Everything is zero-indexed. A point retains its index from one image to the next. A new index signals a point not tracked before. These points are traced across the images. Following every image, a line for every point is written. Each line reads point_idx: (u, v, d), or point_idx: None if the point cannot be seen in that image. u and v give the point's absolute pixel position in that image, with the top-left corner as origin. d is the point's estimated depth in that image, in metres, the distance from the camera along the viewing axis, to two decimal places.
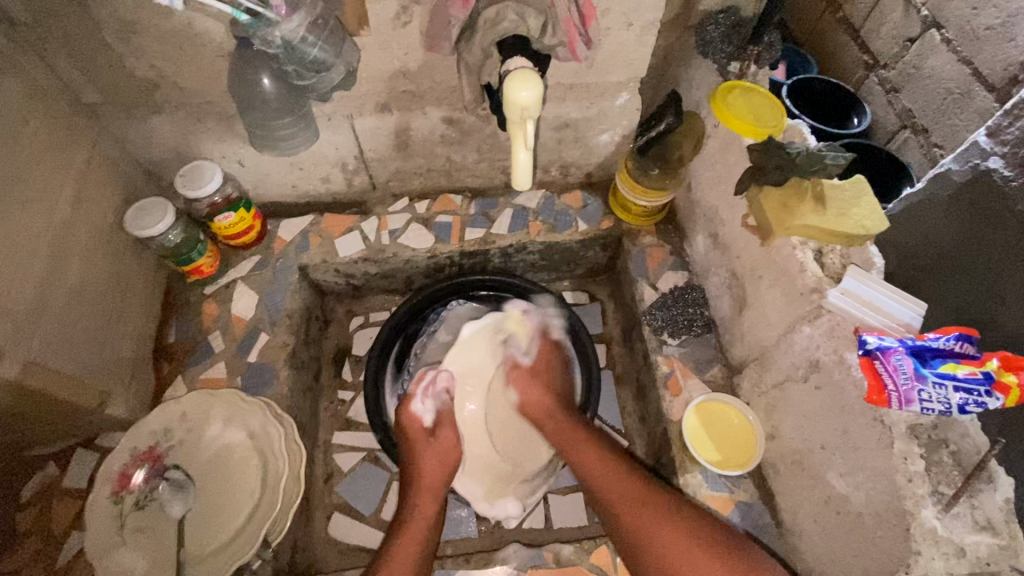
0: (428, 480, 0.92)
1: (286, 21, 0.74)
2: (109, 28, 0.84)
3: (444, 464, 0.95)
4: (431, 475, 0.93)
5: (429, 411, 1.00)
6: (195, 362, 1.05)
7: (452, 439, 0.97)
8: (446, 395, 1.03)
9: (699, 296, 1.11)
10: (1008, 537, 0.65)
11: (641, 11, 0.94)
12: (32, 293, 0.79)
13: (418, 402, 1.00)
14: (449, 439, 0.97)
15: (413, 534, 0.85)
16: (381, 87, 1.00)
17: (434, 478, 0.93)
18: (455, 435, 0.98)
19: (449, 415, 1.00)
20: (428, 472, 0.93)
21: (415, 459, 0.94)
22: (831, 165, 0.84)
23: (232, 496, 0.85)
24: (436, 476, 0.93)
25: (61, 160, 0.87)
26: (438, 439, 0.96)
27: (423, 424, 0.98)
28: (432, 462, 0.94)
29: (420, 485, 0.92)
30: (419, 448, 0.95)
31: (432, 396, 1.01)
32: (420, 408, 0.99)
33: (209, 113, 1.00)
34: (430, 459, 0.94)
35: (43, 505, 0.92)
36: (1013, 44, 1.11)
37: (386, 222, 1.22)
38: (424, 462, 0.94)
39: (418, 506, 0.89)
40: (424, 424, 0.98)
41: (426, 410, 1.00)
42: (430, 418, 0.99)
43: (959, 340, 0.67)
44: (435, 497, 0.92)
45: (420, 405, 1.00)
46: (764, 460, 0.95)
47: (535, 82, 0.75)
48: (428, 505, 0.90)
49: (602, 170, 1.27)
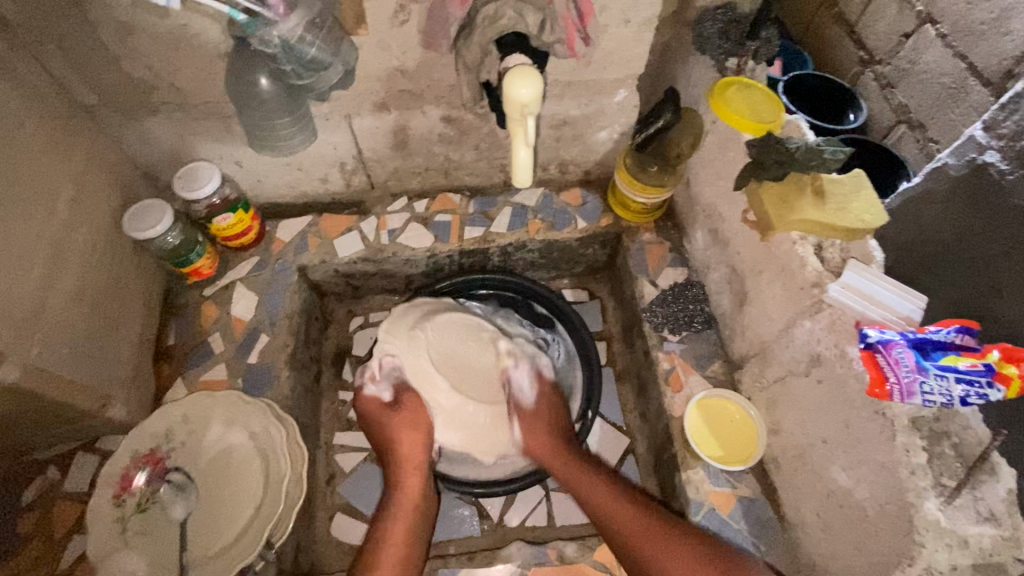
0: (412, 458, 0.95)
1: (284, 21, 0.74)
2: (106, 30, 0.84)
3: (418, 430, 0.96)
4: (409, 447, 0.95)
5: (386, 389, 1.00)
6: (195, 363, 1.04)
7: (418, 406, 0.98)
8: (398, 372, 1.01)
9: (698, 293, 1.11)
10: (1011, 528, 0.64)
11: (638, 8, 0.93)
12: (31, 296, 0.79)
13: (371, 385, 1.00)
14: (414, 404, 0.98)
15: (403, 511, 0.90)
16: (379, 86, 1.00)
17: (413, 448, 0.95)
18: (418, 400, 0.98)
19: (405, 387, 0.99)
20: (405, 443, 0.95)
21: (391, 436, 0.96)
22: (830, 159, 0.84)
23: (235, 498, 0.85)
24: (418, 452, 0.95)
25: (59, 163, 0.87)
26: (404, 407, 0.98)
27: (383, 401, 0.99)
28: (406, 432, 0.96)
29: (403, 464, 0.95)
30: (387, 421, 0.97)
31: (384, 377, 1.00)
32: (375, 390, 0.99)
33: (206, 114, 1.00)
34: (403, 427, 0.96)
35: (43, 509, 0.92)
36: (1009, 38, 1.12)
37: (385, 221, 1.22)
38: (399, 433, 0.96)
39: (404, 484, 0.93)
40: (383, 401, 0.99)
41: (383, 389, 1.00)
42: (388, 396, 1.00)
43: (960, 332, 0.68)
44: (418, 469, 0.95)
45: (374, 389, 1.00)
46: (766, 455, 0.96)
47: (535, 79, 0.75)
48: (411, 480, 0.94)
49: (600, 168, 1.27)
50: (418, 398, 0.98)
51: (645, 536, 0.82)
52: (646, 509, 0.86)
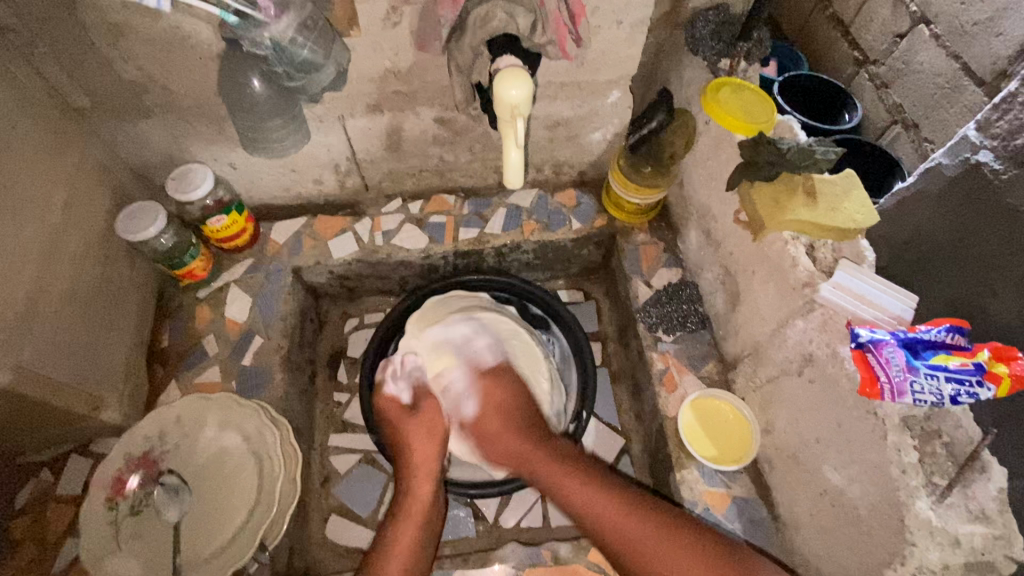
0: (424, 467, 0.90)
1: (275, 23, 0.74)
2: (97, 32, 0.84)
3: (433, 435, 0.91)
4: (423, 453, 0.90)
5: (404, 390, 0.97)
6: (189, 366, 1.04)
7: (434, 409, 0.93)
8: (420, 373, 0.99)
9: (692, 293, 1.12)
10: (1001, 526, 0.65)
11: (631, 9, 0.94)
12: (22, 299, 0.79)
13: (391, 385, 0.98)
14: (434, 407, 0.94)
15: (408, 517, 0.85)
16: (372, 88, 1.00)
17: (427, 454, 0.90)
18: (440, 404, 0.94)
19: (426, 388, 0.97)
20: (418, 448, 0.90)
21: (405, 442, 0.91)
22: (821, 159, 0.86)
23: (228, 500, 0.85)
24: (429, 460, 0.90)
25: (51, 166, 0.87)
26: (421, 411, 0.94)
27: (401, 403, 0.95)
28: (421, 437, 0.91)
29: (416, 471, 0.90)
30: (403, 425, 0.93)
31: (405, 375, 0.98)
32: (394, 389, 0.97)
33: (199, 116, 1.00)
34: (416, 432, 0.91)
35: (36, 513, 0.92)
36: (1001, 38, 1.12)
37: (380, 223, 1.22)
38: (411, 437, 0.91)
39: (413, 491, 0.88)
40: (402, 402, 0.96)
41: (402, 391, 0.98)
42: (407, 397, 0.97)
43: (951, 332, 0.68)
44: (429, 478, 0.89)
45: (393, 387, 0.98)
46: (760, 455, 0.96)
47: (526, 80, 0.75)
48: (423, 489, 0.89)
49: (595, 168, 1.27)
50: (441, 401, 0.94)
51: (643, 539, 0.74)
52: (643, 508, 0.77)
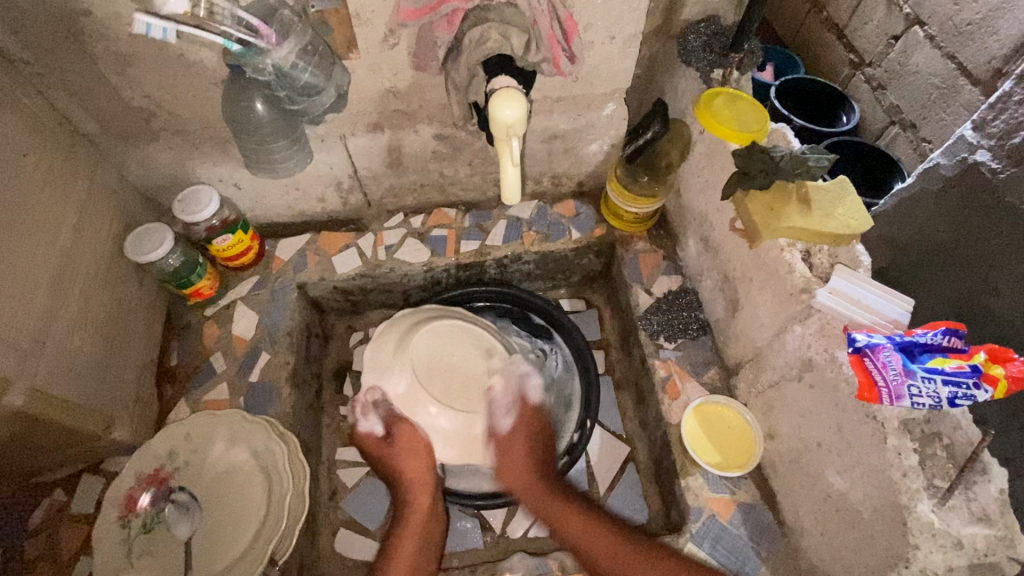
0: (419, 480, 0.96)
1: (276, 49, 0.76)
2: (105, 61, 0.86)
3: (421, 458, 0.96)
4: (414, 470, 0.96)
5: (377, 423, 0.99)
6: (198, 383, 1.06)
7: (411, 430, 0.96)
8: (386, 404, 0.98)
9: (692, 300, 1.13)
10: (1004, 527, 0.65)
11: (623, 24, 0.95)
12: (35, 322, 0.80)
13: (363, 420, 0.99)
14: (407, 433, 0.97)
15: (411, 530, 0.94)
16: (372, 107, 1.02)
17: (417, 470, 0.96)
18: (413, 427, 0.97)
19: (395, 417, 0.98)
20: (409, 467, 0.96)
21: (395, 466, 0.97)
22: (815, 167, 0.85)
23: (238, 517, 0.86)
24: (422, 475, 0.96)
25: (62, 193, 0.89)
26: (397, 441, 0.97)
27: (376, 437, 0.98)
28: (408, 456, 0.96)
29: (412, 485, 0.97)
30: (389, 455, 0.97)
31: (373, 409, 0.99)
32: (366, 425, 0.98)
33: (205, 139, 1.02)
34: (407, 461, 0.96)
35: (50, 532, 0.93)
36: (996, 38, 1.13)
37: (383, 237, 1.24)
38: (403, 464, 0.96)
39: (412, 503, 0.96)
40: (377, 436, 0.98)
41: (374, 425, 0.99)
42: (382, 429, 0.99)
43: (947, 335, 0.67)
44: (427, 489, 0.97)
45: (365, 422, 0.99)
46: (764, 461, 0.96)
47: (520, 100, 0.77)
48: (421, 498, 0.97)
49: (593, 179, 1.28)
50: (412, 425, 0.97)
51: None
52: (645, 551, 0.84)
